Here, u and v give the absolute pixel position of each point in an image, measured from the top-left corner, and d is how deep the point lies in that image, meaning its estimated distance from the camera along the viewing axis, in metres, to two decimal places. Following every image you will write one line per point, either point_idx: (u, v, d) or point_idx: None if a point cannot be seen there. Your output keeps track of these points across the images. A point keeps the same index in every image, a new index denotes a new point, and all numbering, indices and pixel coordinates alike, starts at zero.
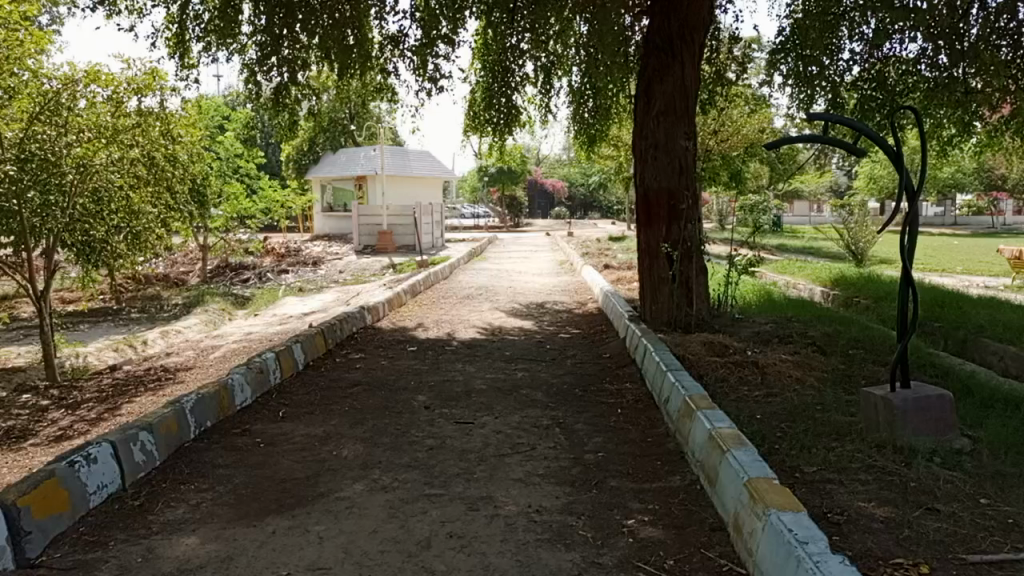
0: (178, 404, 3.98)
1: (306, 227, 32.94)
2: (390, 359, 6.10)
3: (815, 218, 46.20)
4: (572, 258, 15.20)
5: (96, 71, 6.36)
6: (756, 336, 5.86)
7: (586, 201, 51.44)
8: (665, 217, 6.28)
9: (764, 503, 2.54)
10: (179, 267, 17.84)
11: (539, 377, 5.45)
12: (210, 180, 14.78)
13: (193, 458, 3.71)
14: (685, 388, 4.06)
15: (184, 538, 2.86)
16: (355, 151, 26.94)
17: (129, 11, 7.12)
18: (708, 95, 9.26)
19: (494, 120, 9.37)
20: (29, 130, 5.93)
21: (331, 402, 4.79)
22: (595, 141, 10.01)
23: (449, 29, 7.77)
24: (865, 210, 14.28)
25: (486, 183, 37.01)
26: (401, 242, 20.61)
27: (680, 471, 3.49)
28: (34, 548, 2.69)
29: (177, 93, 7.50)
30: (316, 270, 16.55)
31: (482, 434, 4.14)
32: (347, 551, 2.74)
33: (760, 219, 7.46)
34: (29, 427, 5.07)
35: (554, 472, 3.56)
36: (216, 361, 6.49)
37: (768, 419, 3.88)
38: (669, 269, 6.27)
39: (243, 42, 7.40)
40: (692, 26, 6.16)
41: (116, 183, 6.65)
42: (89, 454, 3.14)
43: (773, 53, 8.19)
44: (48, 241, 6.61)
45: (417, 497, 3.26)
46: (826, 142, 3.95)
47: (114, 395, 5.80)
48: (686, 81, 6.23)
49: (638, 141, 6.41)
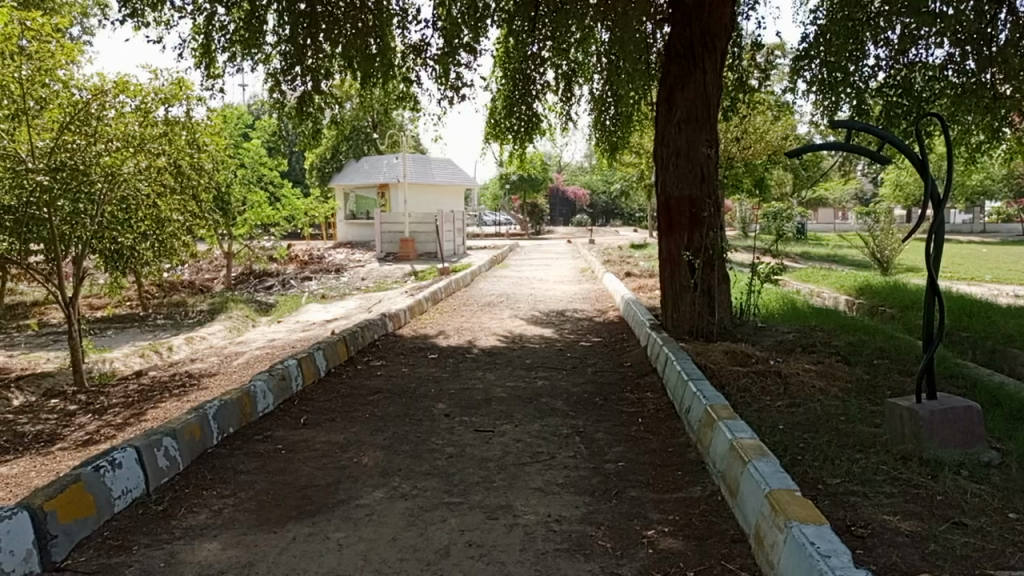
0: (202, 410, 4.03)
1: (330, 233, 33.33)
2: (412, 367, 6.12)
3: (838, 225, 45.84)
4: (594, 265, 15.15)
5: (125, 82, 6.42)
6: (778, 346, 5.80)
7: (608, 207, 51.82)
8: (686, 225, 6.23)
9: (785, 515, 2.51)
10: (204, 274, 18.09)
11: (558, 386, 5.44)
12: (233, 187, 14.93)
13: (216, 464, 3.75)
14: (706, 397, 4.04)
15: (206, 544, 2.89)
16: (377, 159, 27.16)
17: (156, 23, 7.21)
18: (731, 102, 9.19)
19: (515, 128, 9.41)
20: (59, 140, 6.13)
21: (352, 410, 4.82)
22: (617, 149, 9.96)
23: (471, 38, 7.83)
24: (891, 217, 14.09)
25: (508, 191, 37.15)
26: (423, 249, 20.67)
27: (700, 482, 3.47)
28: (59, 552, 2.73)
29: (203, 102, 7.59)
30: (339, 278, 16.66)
31: (502, 442, 4.14)
32: (367, 559, 2.75)
33: (783, 226, 7.34)
34: (57, 432, 5.15)
35: (574, 481, 3.55)
36: (240, 367, 6.56)
37: (791, 430, 3.83)
38: (691, 278, 6.23)
39: (267, 52, 7.49)
40: (714, 33, 6.14)
41: (143, 192, 6.73)
42: (114, 459, 3.18)
43: (797, 59, 8.06)
44: (78, 249, 6.74)
45: (437, 505, 3.27)
46: (849, 150, 3.82)
47: (140, 401, 5.88)
48: (708, 88, 6.19)
49: (660, 149, 6.39)
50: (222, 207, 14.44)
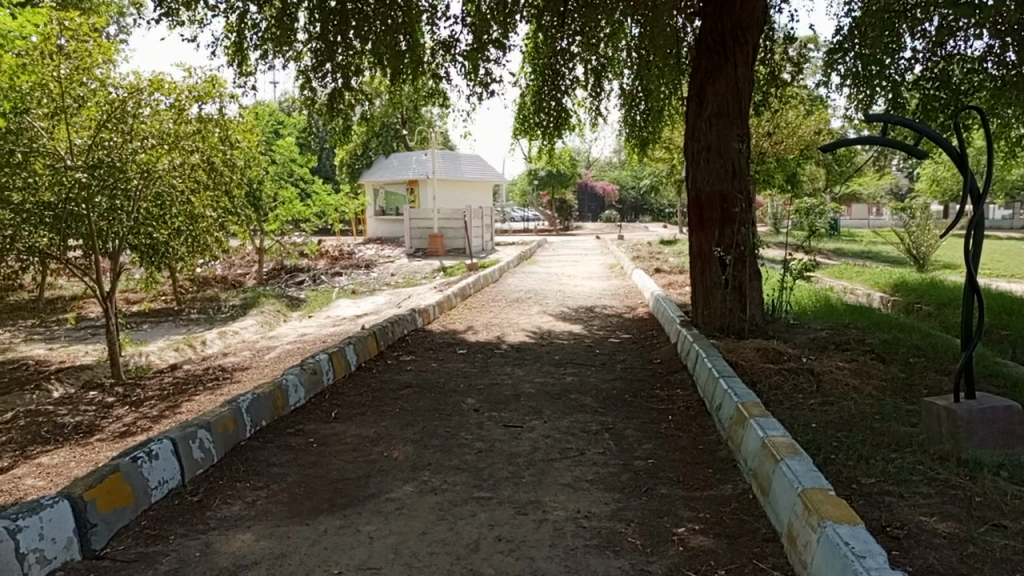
0: (235, 403, 4.09)
1: (360, 229, 33.58)
2: (441, 362, 6.15)
3: (873, 222, 45.04)
4: (623, 262, 15.07)
5: (160, 80, 6.52)
6: (810, 344, 5.72)
7: (637, 203, 51.51)
8: (717, 221, 6.17)
9: (818, 515, 2.48)
10: (236, 268, 18.35)
11: (588, 382, 5.43)
12: (265, 184, 15.12)
13: (250, 457, 3.80)
14: (737, 395, 4.00)
15: (240, 535, 2.93)
16: (406, 156, 27.29)
17: (190, 21, 7.31)
18: (762, 97, 9.08)
19: (544, 123, 9.39)
20: (95, 138, 6.24)
21: (382, 404, 4.86)
22: (648, 144, 9.89)
23: (500, 33, 7.82)
24: (928, 213, 13.81)
25: (536, 186, 37.12)
26: (452, 245, 20.72)
27: (731, 480, 3.44)
28: (99, 540, 2.79)
29: (235, 100, 7.70)
30: (369, 273, 16.79)
31: (531, 438, 4.14)
32: (397, 552, 2.77)
33: (816, 222, 7.24)
34: (96, 423, 5.27)
35: (603, 478, 3.54)
36: (271, 361, 6.65)
37: (823, 428, 3.78)
38: (721, 275, 6.17)
39: (299, 49, 7.55)
40: (745, 27, 6.06)
41: (178, 188, 6.82)
42: (151, 450, 3.24)
43: (830, 52, 7.94)
44: (116, 246, 6.86)
45: (466, 500, 3.28)
46: (886, 144, 3.74)
47: (174, 394, 5.99)
48: (740, 83, 6.12)
49: (691, 144, 6.33)
50: (253, 203, 14.60)
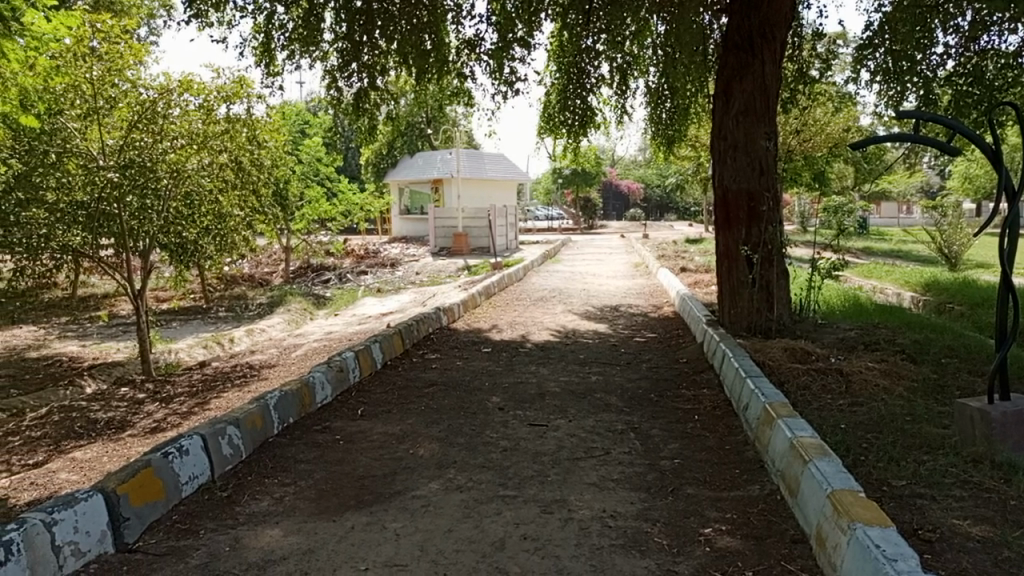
0: (263, 400, 4.13)
1: (386, 228, 33.77)
2: (466, 360, 6.17)
3: (903, 220, 44.33)
4: (648, 260, 14.99)
5: (189, 81, 6.61)
6: (839, 344, 5.64)
7: (662, 201, 51.24)
8: (744, 219, 6.11)
9: (848, 517, 2.45)
10: (263, 267, 18.56)
11: (613, 381, 5.41)
12: (292, 183, 15.26)
13: (277, 453, 3.84)
14: (764, 395, 3.97)
15: (268, 530, 2.96)
16: (431, 155, 27.39)
17: (219, 22, 7.40)
18: (790, 94, 9.00)
19: (570, 122, 9.37)
20: (127, 138, 6.35)
21: (407, 402, 4.89)
22: (674, 142, 9.84)
23: (525, 32, 7.83)
24: (961, 211, 13.56)
25: (561, 185, 37.06)
26: (476, 243, 20.76)
27: (759, 480, 3.41)
28: (132, 533, 2.84)
29: (263, 100, 7.78)
30: (394, 272, 16.90)
31: (557, 437, 4.14)
32: (423, 550, 2.78)
33: (844, 220, 7.15)
34: (127, 419, 5.37)
35: (629, 478, 3.52)
36: (298, 359, 6.72)
37: (853, 429, 3.74)
38: (748, 274, 6.11)
39: (325, 49, 7.61)
40: (773, 23, 6.00)
41: (207, 187, 6.88)
42: (181, 446, 3.29)
43: (860, 48, 7.83)
44: (146, 244, 6.97)
45: (492, 498, 3.29)
46: (918, 141, 3.66)
47: (203, 390, 6.07)
48: (767, 80, 6.06)
49: (718, 142, 6.28)
50: (280, 202, 14.75)
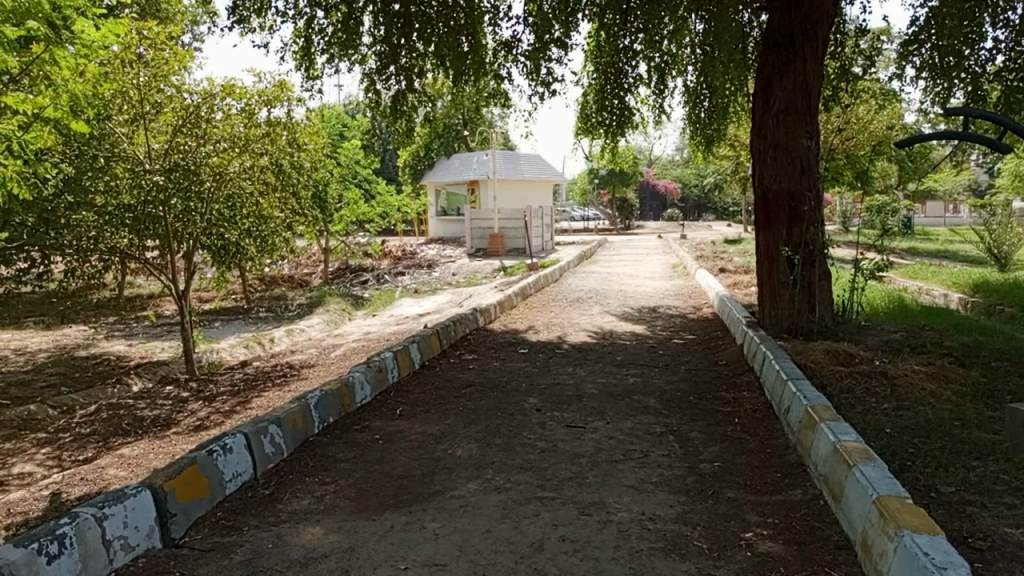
0: (304, 400, 4.19)
1: (422, 229, 34.00)
2: (503, 361, 6.18)
3: (949, 220, 43.22)
4: (686, 261, 14.85)
5: (231, 85, 6.72)
6: (884, 346, 5.52)
7: (700, 202, 50.74)
8: (785, 219, 6.02)
9: (895, 524, 2.39)
10: (302, 268, 18.84)
11: (651, 383, 5.37)
12: (331, 186, 15.45)
13: (318, 452, 3.90)
14: (806, 398, 3.90)
15: (309, 528, 3.00)
16: (467, 156, 27.49)
17: (261, 28, 7.53)
18: (832, 92, 8.85)
19: (607, 122, 9.33)
20: (172, 142, 6.52)
21: (445, 402, 4.91)
22: (713, 142, 9.73)
23: (562, 33, 7.83)
24: (1011, 211, 13.17)
25: (597, 185, 36.93)
26: (513, 244, 20.78)
27: (801, 485, 3.35)
28: (178, 529, 2.91)
29: (302, 104, 7.89)
30: (431, 272, 17.02)
31: (594, 439, 4.13)
32: (462, 550, 2.79)
33: (888, 220, 7.00)
34: (172, 417, 5.49)
35: (668, 480, 3.50)
36: (337, 359, 6.80)
37: (899, 434, 3.66)
38: (789, 274, 6.02)
39: (363, 52, 7.69)
40: (815, 19, 5.90)
41: (247, 190, 7.02)
42: (225, 444, 3.36)
43: (905, 44, 7.67)
44: (190, 245, 7.10)
45: (530, 499, 3.29)
46: (966, 139, 3.51)
47: (245, 390, 6.18)
48: (808, 77, 5.97)
49: (758, 141, 6.19)
50: (319, 204, 14.93)
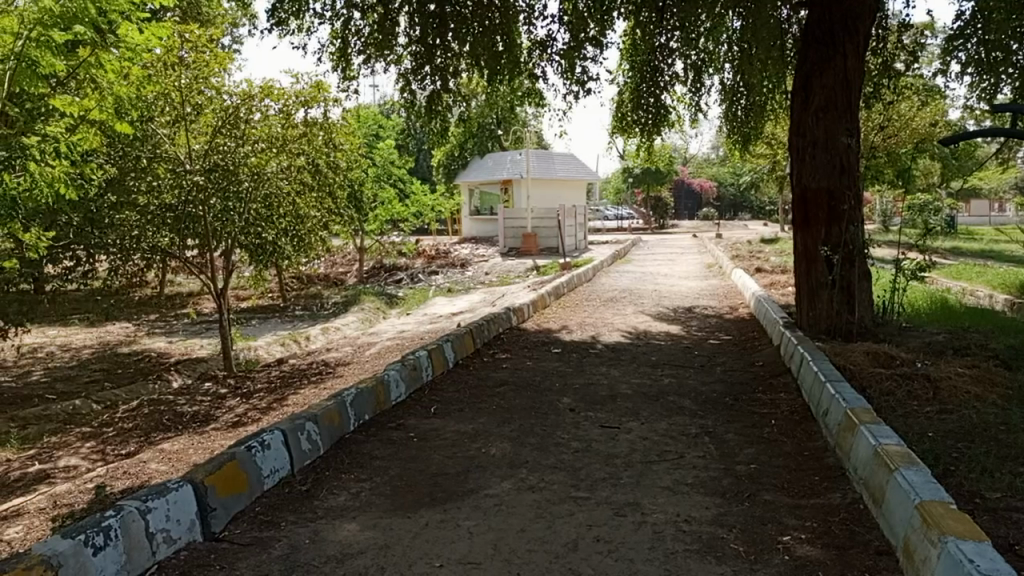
0: (340, 397, 4.24)
1: (456, 228, 34.15)
2: (536, 360, 6.18)
3: (994, 220, 42.12)
4: (722, 261, 14.68)
5: (270, 86, 6.84)
6: (926, 348, 5.40)
7: (736, 201, 50.16)
8: (824, 219, 5.92)
9: (939, 529, 2.34)
10: (338, 267, 19.05)
11: (686, 384, 5.32)
12: (366, 185, 15.59)
13: (354, 449, 3.94)
14: (846, 400, 3.83)
15: (346, 524, 3.04)
16: (501, 156, 27.54)
17: (299, 30, 7.62)
18: (873, 89, 8.66)
19: (643, 120, 9.29)
20: (212, 142, 6.58)
21: (479, 401, 4.92)
22: (750, 140, 9.61)
23: (597, 31, 7.80)
24: None
25: (631, 184, 36.73)
26: (546, 243, 20.76)
27: (840, 489, 3.30)
28: (218, 523, 2.96)
29: (339, 104, 7.97)
30: (464, 271, 17.09)
31: (629, 439, 4.10)
32: (497, 548, 2.80)
33: (930, 219, 6.85)
34: (211, 413, 5.58)
35: (704, 482, 3.46)
36: (372, 357, 6.86)
37: (942, 438, 3.57)
38: (828, 275, 5.92)
39: (399, 53, 7.74)
40: (855, 15, 5.81)
41: (285, 190, 7.04)
42: (263, 440, 3.41)
43: (949, 39, 7.50)
44: (227, 245, 7.19)
45: (564, 499, 3.28)
46: (1012, 134, 3.42)
47: (281, 387, 6.26)
48: (849, 74, 5.88)
49: (796, 139, 6.09)
50: (354, 204, 15.07)
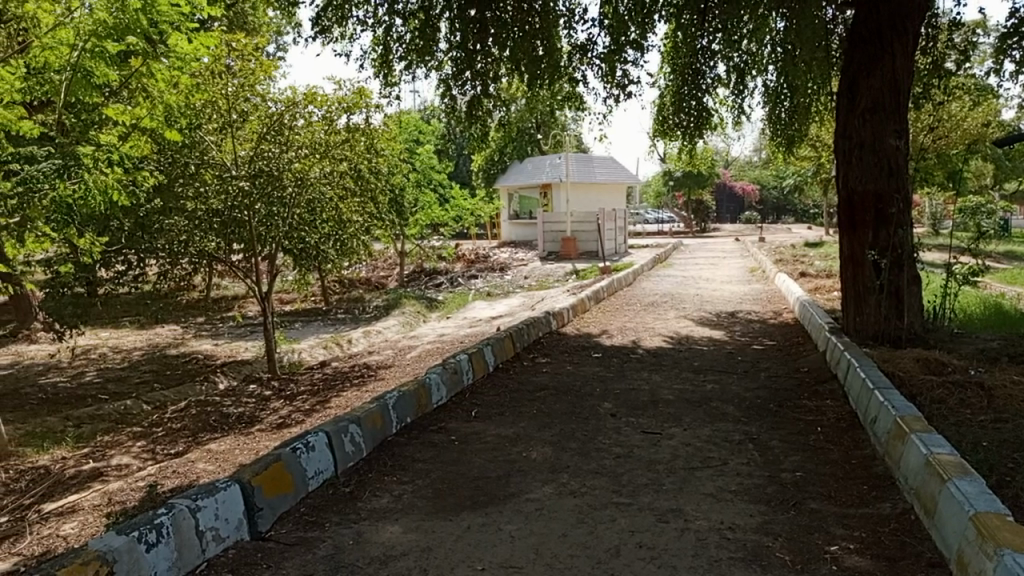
0: (382, 400, 4.28)
1: (495, 232, 34.25)
2: (576, 365, 6.16)
3: None
4: (765, 265, 14.46)
5: (313, 93, 6.94)
6: (980, 355, 5.25)
7: (779, 204, 49.37)
8: (871, 222, 5.80)
9: (994, 542, 2.27)
10: (379, 271, 19.25)
11: (729, 390, 5.25)
12: (407, 190, 15.73)
13: (396, 451, 3.98)
14: (896, 408, 3.74)
15: (389, 526, 3.06)
16: (540, 160, 27.54)
17: (342, 37, 7.73)
18: (922, 89, 8.45)
19: (685, 123, 9.22)
20: (257, 149, 6.73)
21: (520, 405, 4.93)
22: (794, 143, 9.45)
23: (638, 34, 7.75)
24: None
25: (672, 188, 36.40)
26: (585, 247, 20.69)
27: (890, 498, 3.22)
28: (265, 523, 3.01)
29: (380, 110, 8.06)
30: (504, 276, 17.11)
31: (671, 445, 4.06)
32: (539, 552, 2.80)
33: (983, 222, 6.65)
34: (256, 415, 5.69)
35: (748, 489, 3.41)
36: (413, 360, 6.91)
37: (997, 448, 3.47)
38: (876, 279, 5.78)
39: (440, 59, 7.79)
40: (904, 15, 5.68)
41: (329, 196, 7.08)
42: (308, 442, 3.46)
43: (1003, 37, 7.28)
44: (271, 249, 7.33)
45: (606, 504, 3.27)
46: None
47: (324, 389, 6.35)
48: (898, 75, 5.74)
49: (842, 142, 5.98)
50: (396, 209, 15.21)
